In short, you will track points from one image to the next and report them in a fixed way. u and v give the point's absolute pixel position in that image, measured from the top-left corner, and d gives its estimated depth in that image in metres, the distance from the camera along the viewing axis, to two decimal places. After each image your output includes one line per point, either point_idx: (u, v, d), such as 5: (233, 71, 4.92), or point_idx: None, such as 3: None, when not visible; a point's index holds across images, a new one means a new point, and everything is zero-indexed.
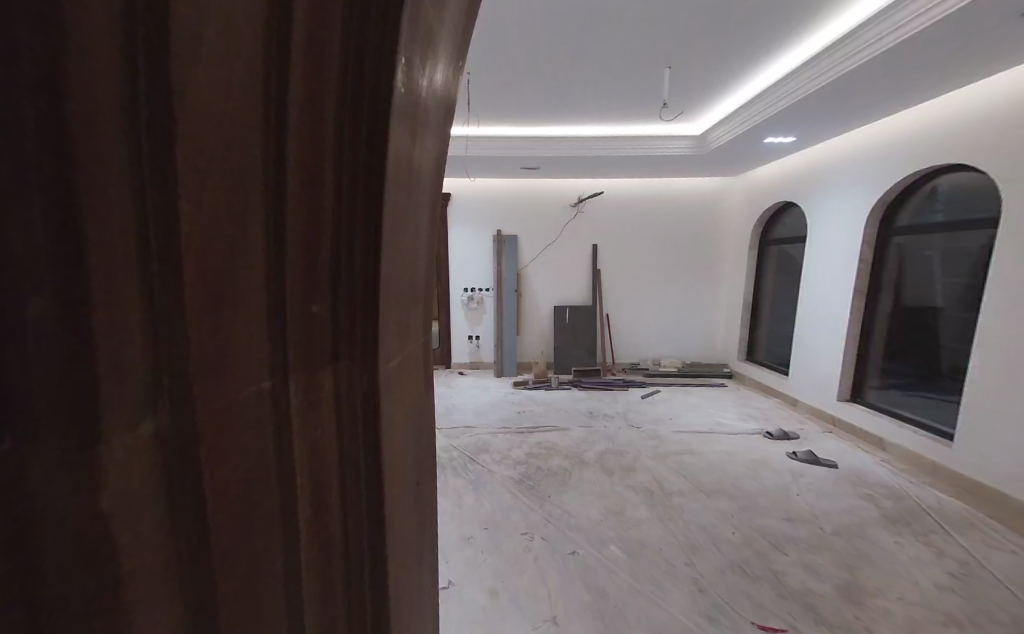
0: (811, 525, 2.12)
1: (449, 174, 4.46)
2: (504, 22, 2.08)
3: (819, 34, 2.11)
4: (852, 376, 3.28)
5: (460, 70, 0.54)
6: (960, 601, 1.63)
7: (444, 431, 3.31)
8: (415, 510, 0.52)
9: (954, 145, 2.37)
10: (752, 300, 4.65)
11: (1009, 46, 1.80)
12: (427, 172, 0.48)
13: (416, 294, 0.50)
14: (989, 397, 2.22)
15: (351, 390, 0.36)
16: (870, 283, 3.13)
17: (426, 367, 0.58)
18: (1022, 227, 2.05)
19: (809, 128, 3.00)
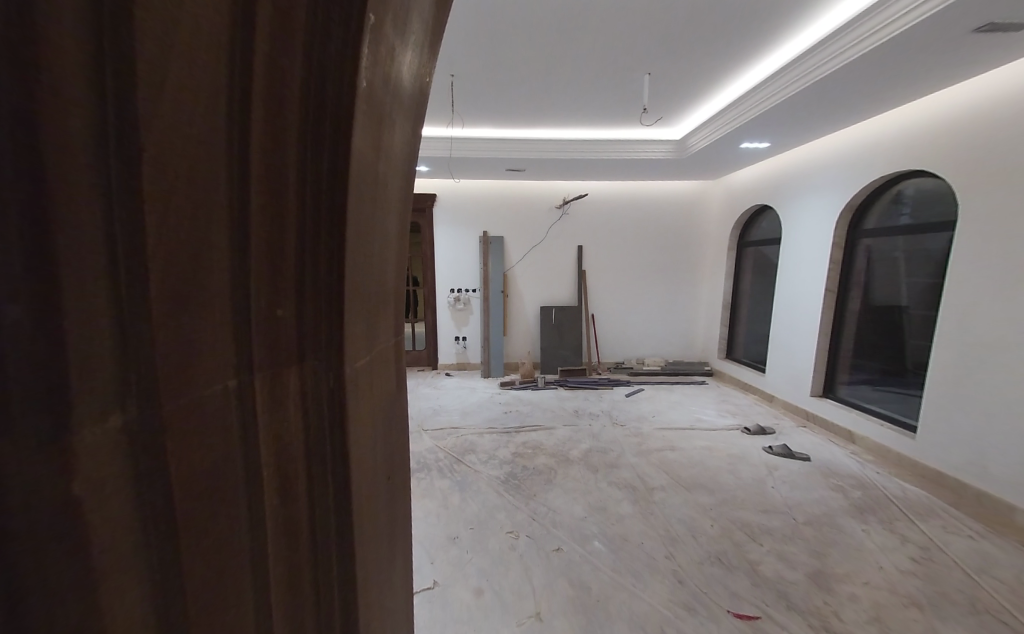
0: (785, 516, 2.22)
1: (434, 174, 4.44)
2: (490, 25, 2.10)
3: (793, 42, 2.20)
4: (824, 372, 3.42)
5: (428, 77, 0.56)
6: (919, 583, 1.74)
7: (430, 432, 3.31)
8: (387, 503, 0.54)
9: (915, 153, 2.50)
10: (731, 300, 4.79)
11: (964, 58, 1.92)
12: (396, 179, 0.50)
13: (386, 296, 0.52)
14: (948, 390, 2.37)
15: (317, 387, 0.37)
16: (840, 283, 3.26)
17: (399, 366, 0.60)
18: (977, 231, 2.19)
19: (784, 135, 3.11)
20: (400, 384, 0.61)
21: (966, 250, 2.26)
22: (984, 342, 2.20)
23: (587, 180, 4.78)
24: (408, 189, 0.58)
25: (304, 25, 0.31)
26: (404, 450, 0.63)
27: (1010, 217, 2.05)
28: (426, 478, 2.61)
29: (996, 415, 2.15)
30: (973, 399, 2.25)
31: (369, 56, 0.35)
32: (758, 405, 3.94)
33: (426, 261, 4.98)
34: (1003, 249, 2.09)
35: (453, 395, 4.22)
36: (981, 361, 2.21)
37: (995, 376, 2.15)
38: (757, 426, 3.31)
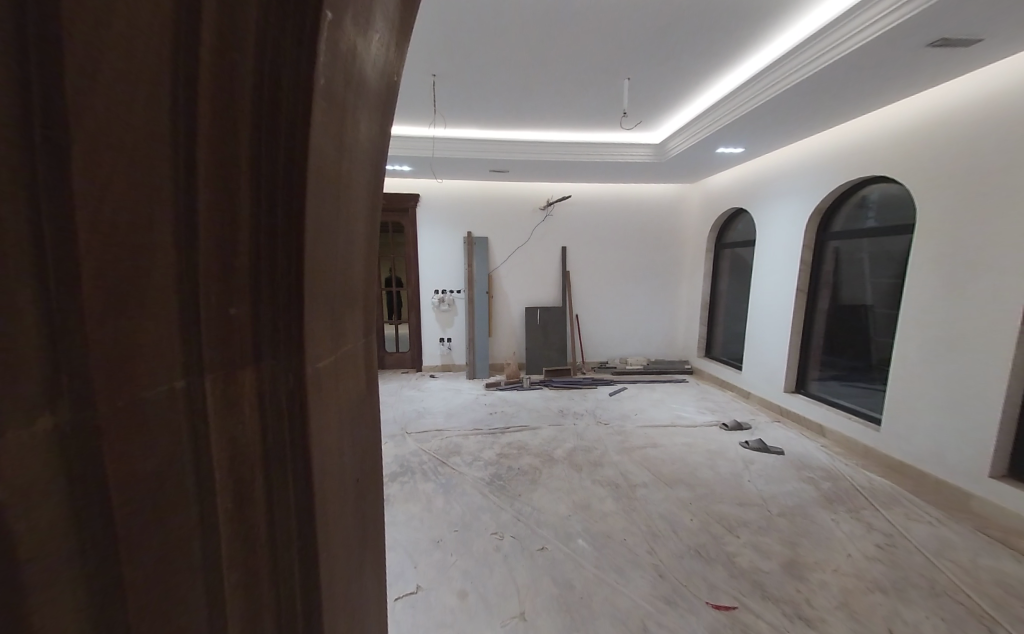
0: (760, 508, 2.29)
1: (416, 174, 4.40)
2: (472, 28, 2.11)
3: (765, 51, 2.29)
4: (797, 369, 3.56)
5: (396, 79, 0.57)
6: (884, 568, 1.83)
7: (414, 435, 3.27)
8: (356, 506, 0.54)
9: (878, 160, 2.64)
10: (709, 300, 4.93)
11: (921, 69, 2.04)
12: (362, 179, 0.50)
13: (355, 298, 0.53)
14: (910, 384, 2.50)
15: (275, 388, 0.37)
16: (810, 283, 3.39)
17: (369, 367, 0.61)
18: (935, 234, 2.34)
19: (759, 140, 3.22)
20: (371, 384, 0.61)
21: (926, 251, 2.40)
22: (942, 338, 2.33)
23: (570, 183, 4.83)
24: (377, 189, 0.58)
25: (254, 25, 0.31)
26: (376, 450, 0.63)
27: (965, 220, 2.18)
28: (410, 482, 2.57)
29: (953, 407, 2.28)
30: (932, 392, 2.38)
31: (327, 54, 0.35)
32: (735, 402, 4.06)
33: (409, 261, 4.93)
34: (958, 251, 2.23)
35: (438, 397, 4.19)
36: (939, 356, 2.34)
37: (951, 370, 2.28)
38: (734, 422, 3.42)
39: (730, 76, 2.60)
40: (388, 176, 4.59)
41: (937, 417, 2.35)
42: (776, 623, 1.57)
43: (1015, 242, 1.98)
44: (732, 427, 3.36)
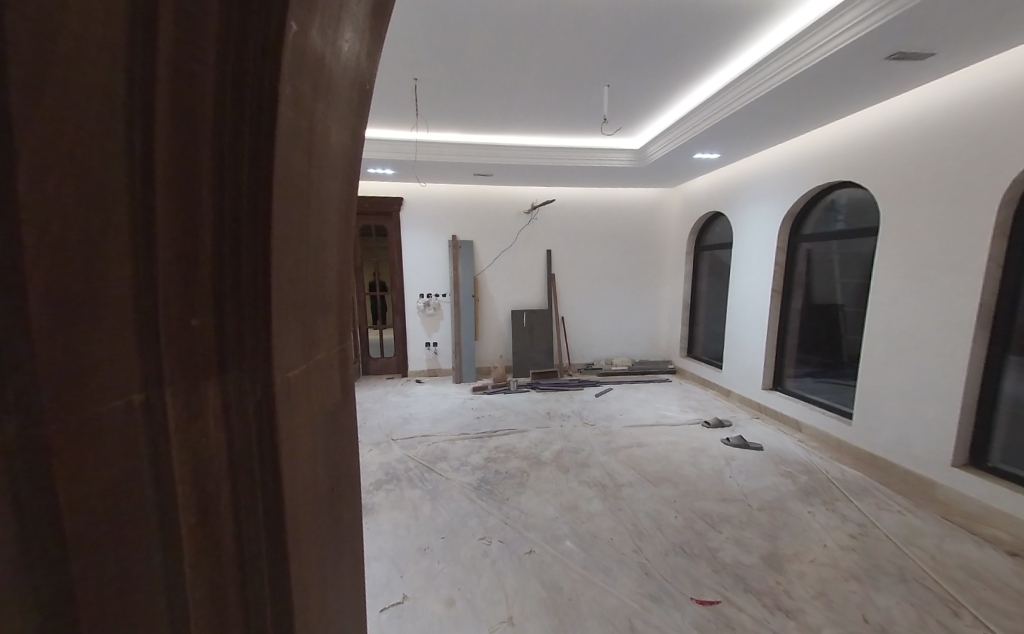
0: (741, 503, 2.36)
1: (400, 178, 4.36)
2: (454, 34, 2.12)
3: (738, 61, 2.38)
4: (774, 367, 3.68)
5: (370, 86, 0.57)
6: (857, 557, 1.90)
7: (400, 441, 3.23)
8: (332, 515, 0.54)
9: (846, 165, 2.76)
10: (690, 301, 5.04)
11: (882, 79, 2.16)
12: (334, 186, 0.51)
13: (328, 306, 0.53)
14: (878, 378, 2.62)
15: (241, 399, 0.37)
16: (785, 283, 3.52)
17: (345, 374, 0.60)
18: (899, 236, 2.46)
19: (736, 145, 3.32)
20: (348, 391, 0.61)
21: (890, 252, 2.52)
22: (907, 335, 2.45)
23: (553, 187, 4.88)
24: (352, 196, 0.58)
25: (215, 32, 0.31)
26: (354, 457, 0.63)
27: (926, 221, 2.31)
28: (395, 489, 2.54)
29: (918, 400, 2.39)
30: (899, 386, 2.50)
31: (291, 66, 0.36)
32: (716, 400, 4.16)
33: (393, 266, 4.88)
34: (920, 251, 2.35)
35: (424, 402, 4.15)
36: (905, 351, 2.46)
37: (916, 364, 2.40)
38: (716, 420, 3.50)
39: (706, 84, 2.69)
40: (370, 180, 4.53)
41: (903, 410, 2.48)
42: (758, 615, 1.61)
43: (971, 242, 2.11)
44: (714, 424, 3.45)
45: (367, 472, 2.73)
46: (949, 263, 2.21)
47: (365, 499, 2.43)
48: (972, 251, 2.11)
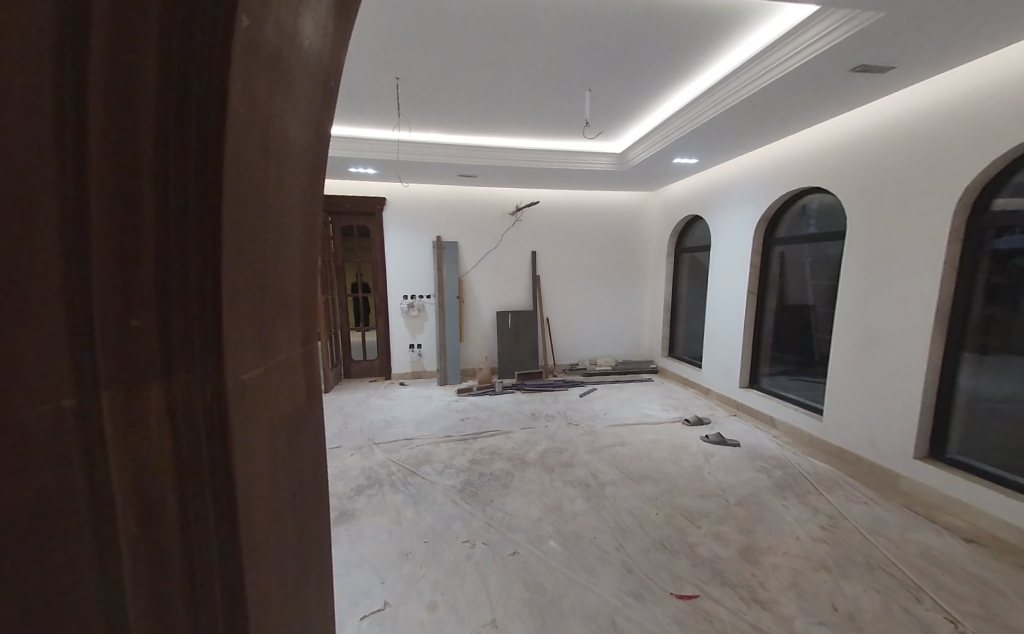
0: (720, 498, 2.42)
1: (381, 177, 4.31)
2: (435, 34, 2.11)
3: (714, 69, 2.46)
4: (750, 365, 3.79)
5: (336, 84, 0.57)
6: (828, 547, 1.98)
7: (382, 445, 3.19)
8: (293, 517, 0.53)
9: (817, 171, 2.88)
10: (671, 302, 5.15)
11: (850, 89, 2.26)
12: (297, 185, 0.50)
13: (291, 305, 0.52)
14: (847, 375, 2.74)
15: (189, 401, 0.36)
16: (760, 284, 3.64)
17: (311, 375, 0.60)
18: (865, 239, 2.59)
19: (715, 151, 3.42)
20: (314, 391, 0.60)
21: (857, 255, 2.64)
22: (873, 334, 2.57)
23: (537, 189, 4.91)
24: (316, 194, 0.58)
25: (158, 24, 0.31)
26: (321, 458, 0.63)
27: (889, 225, 2.44)
28: (377, 494, 2.50)
29: (884, 395, 2.51)
30: (867, 383, 2.61)
31: (245, 59, 0.36)
32: (696, 398, 4.26)
33: (375, 267, 4.81)
34: (884, 252, 2.48)
35: (407, 405, 4.11)
36: (871, 349, 2.58)
37: (882, 361, 2.52)
38: (696, 417, 3.58)
39: (683, 91, 2.77)
40: (351, 179, 4.45)
41: (870, 405, 2.60)
42: (735, 607, 1.65)
43: (930, 243, 2.23)
44: (694, 422, 3.53)
45: (348, 477, 2.68)
46: (910, 265, 2.33)
47: (346, 504, 2.39)
48: (930, 252, 2.23)
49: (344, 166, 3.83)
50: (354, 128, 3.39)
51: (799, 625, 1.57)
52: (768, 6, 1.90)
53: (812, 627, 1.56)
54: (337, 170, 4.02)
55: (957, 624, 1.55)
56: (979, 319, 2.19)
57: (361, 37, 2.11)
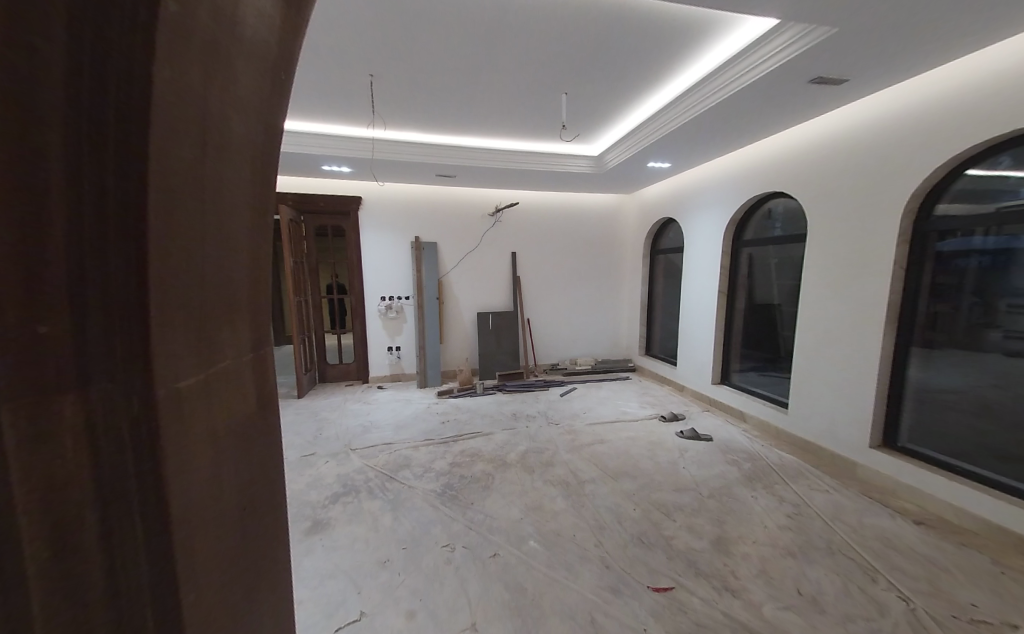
0: (693, 491, 2.55)
1: (358, 176, 4.26)
2: (413, 32, 2.13)
3: (684, 76, 2.59)
4: (721, 363, 3.98)
5: (281, 98, 0.60)
6: (792, 535, 2.13)
7: (359, 451, 3.17)
8: (240, 509, 0.56)
9: (780, 178, 3.08)
10: (647, 301, 5.33)
11: (807, 99, 2.44)
12: (236, 196, 0.53)
13: (236, 310, 0.55)
14: (809, 372, 2.95)
15: (113, 409, 0.37)
16: (728, 283, 3.83)
17: (262, 378, 0.63)
18: (823, 243, 2.79)
19: (686, 156, 3.57)
20: (264, 390, 0.64)
21: (817, 257, 2.84)
22: (830, 332, 2.78)
23: (516, 190, 4.97)
24: (263, 203, 0.61)
25: (67, 38, 0.32)
26: (272, 451, 0.66)
27: (844, 229, 2.64)
28: (354, 502, 2.50)
29: (842, 390, 2.71)
30: (827, 379, 2.81)
31: (165, 81, 0.38)
32: (671, 395, 4.44)
33: (352, 268, 4.75)
34: (840, 254, 2.67)
35: (387, 409, 4.09)
36: (829, 345, 2.78)
37: (840, 358, 2.72)
38: (671, 414, 3.74)
39: (656, 97, 2.90)
40: (328, 178, 4.39)
41: (829, 399, 2.80)
42: (707, 597, 1.76)
43: (880, 247, 2.42)
44: (670, 418, 3.68)
45: (323, 486, 2.66)
46: (863, 266, 2.52)
47: (321, 514, 2.37)
48: (881, 256, 2.43)
49: (318, 163, 3.76)
50: (328, 125, 3.34)
51: (766, 610, 1.69)
52: (731, 20, 2.03)
53: (778, 611, 1.68)
54: (311, 167, 3.96)
55: (908, 602, 1.70)
56: (925, 316, 2.40)
57: (336, 31, 2.10)
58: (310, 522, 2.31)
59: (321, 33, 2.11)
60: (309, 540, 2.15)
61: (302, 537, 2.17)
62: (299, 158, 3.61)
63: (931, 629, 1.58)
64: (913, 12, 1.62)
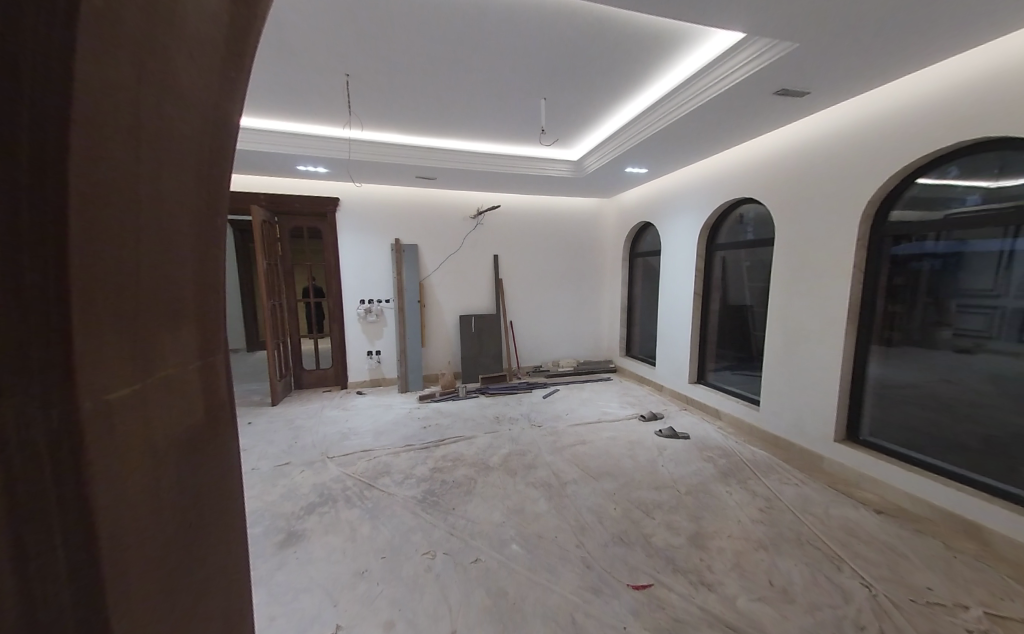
0: (671, 488, 2.63)
1: (335, 177, 4.19)
2: (389, 34, 2.13)
3: (656, 86, 2.69)
4: (697, 363, 4.11)
5: (232, 80, 0.55)
6: (764, 527, 2.23)
7: (336, 459, 3.11)
8: (184, 535, 0.50)
9: (751, 184, 3.21)
10: (627, 303, 5.44)
11: (771, 110, 2.56)
12: (183, 188, 0.48)
13: (181, 316, 0.50)
14: (779, 371, 3.08)
15: (32, 423, 0.32)
16: (703, 285, 3.96)
17: (214, 389, 0.57)
18: (789, 248, 2.93)
19: (661, 162, 3.68)
20: (219, 403, 0.58)
21: (785, 261, 2.97)
22: (797, 333, 2.91)
23: (496, 192, 4.99)
24: (217, 199, 0.56)
25: None
26: (226, 467, 0.61)
27: (809, 234, 2.77)
28: (331, 511, 2.45)
29: (809, 387, 2.85)
30: (794, 378, 2.95)
31: (93, 55, 0.33)
32: (650, 395, 4.54)
33: (330, 271, 4.66)
34: (806, 257, 2.80)
35: (367, 414, 4.02)
36: (796, 345, 2.92)
37: (806, 357, 2.86)
38: (650, 413, 3.83)
39: (631, 105, 3.00)
40: (303, 179, 4.30)
41: (798, 397, 2.94)
42: (683, 592, 1.82)
43: (841, 251, 2.56)
44: (649, 417, 3.77)
45: (298, 496, 2.60)
46: (827, 269, 2.66)
47: (295, 525, 2.32)
48: (842, 259, 2.57)
49: (293, 163, 3.69)
50: (303, 125, 3.28)
51: (739, 602, 1.76)
52: (698, 33, 2.13)
53: (750, 603, 1.75)
54: (285, 168, 3.87)
55: (870, 588, 1.80)
56: (884, 316, 2.53)
57: (310, 31, 2.09)
58: (284, 534, 2.25)
59: (296, 33, 2.10)
60: (283, 553, 2.10)
61: (275, 550, 2.12)
62: (273, 158, 3.54)
63: (890, 613, 1.67)
64: (861, 31, 1.74)
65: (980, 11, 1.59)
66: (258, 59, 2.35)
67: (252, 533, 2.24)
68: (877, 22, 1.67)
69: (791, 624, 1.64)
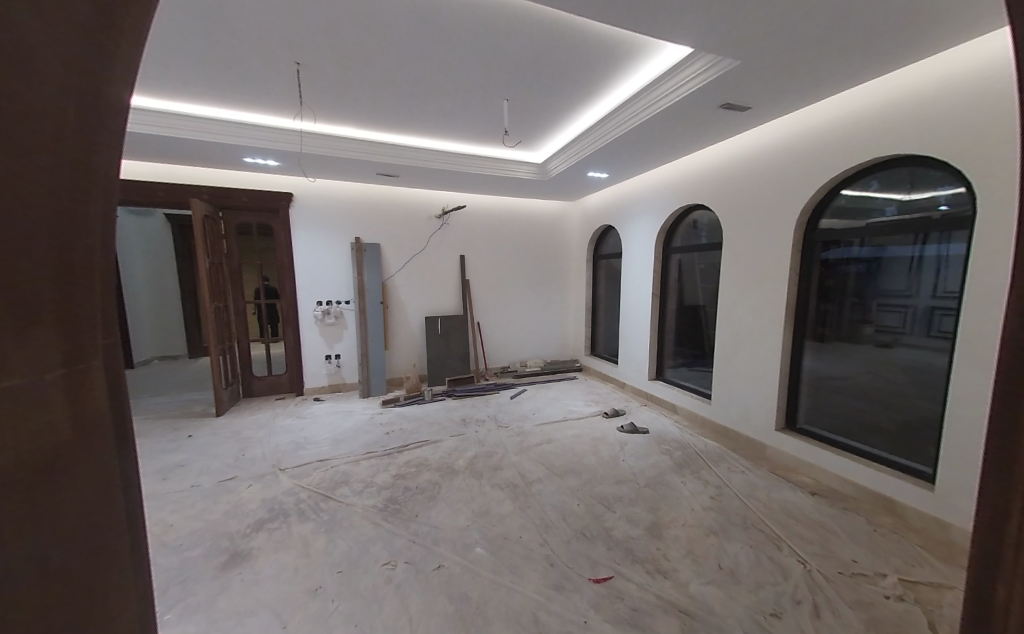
0: (632, 482, 2.71)
1: (286, 170, 3.95)
2: (344, 20, 2.01)
3: (613, 95, 2.79)
4: (656, 360, 4.28)
5: (105, 37, 0.48)
6: (715, 514, 2.35)
7: (289, 470, 2.93)
8: (40, 566, 0.43)
9: (703, 190, 3.39)
10: (591, 303, 5.56)
11: (720, 122, 2.72)
12: (31, 158, 0.42)
13: (36, 317, 0.44)
14: (728, 366, 3.26)
15: None
16: (660, 286, 4.13)
17: (84, 397, 0.50)
18: (735, 250, 3.11)
19: (621, 167, 3.80)
20: (93, 412, 0.51)
21: (732, 263, 3.15)
22: (744, 331, 3.10)
23: (462, 192, 4.94)
24: (92, 182, 0.50)
25: None
26: (113, 482, 0.54)
27: (754, 238, 2.95)
28: (281, 527, 2.30)
29: (754, 381, 3.03)
30: (742, 372, 3.13)
31: None
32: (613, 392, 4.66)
33: (283, 271, 4.40)
34: (751, 260, 2.99)
35: (325, 422, 3.83)
36: (743, 342, 3.11)
37: (752, 353, 3.04)
38: (613, 410, 3.93)
39: (589, 113, 3.09)
40: (252, 172, 4.03)
41: (744, 391, 3.12)
42: (642, 581, 1.87)
43: (781, 253, 2.75)
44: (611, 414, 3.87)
45: (245, 513, 2.42)
46: (770, 270, 2.84)
47: (241, 544, 2.16)
48: (782, 262, 2.76)
49: (239, 154, 3.44)
50: (248, 113, 3.06)
51: (693, 587, 1.83)
52: (650, 47, 2.23)
53: (702, 587, 1.83)
54: (229, 159, 3.60)
55: (806, 564, 1.94)
56: (816, 315, 2.79)
57: (254, 11, 1.93)
58: (228, 555, 2.09)
59: (237, 13, 1.93)
60: (226, 576, 1.95)
61: (217, 573, 1.96)
62: (216, 149, 3.28)
63: (823, 585, 1.81)
64: (792, 54, 1.89)
65: (889, 38, 1.77)
66: (199, 44, 2.17)
67: (191, 557, 2.06)
68: (806, 44, 1.82)
69: (737, 604, 1.73)
